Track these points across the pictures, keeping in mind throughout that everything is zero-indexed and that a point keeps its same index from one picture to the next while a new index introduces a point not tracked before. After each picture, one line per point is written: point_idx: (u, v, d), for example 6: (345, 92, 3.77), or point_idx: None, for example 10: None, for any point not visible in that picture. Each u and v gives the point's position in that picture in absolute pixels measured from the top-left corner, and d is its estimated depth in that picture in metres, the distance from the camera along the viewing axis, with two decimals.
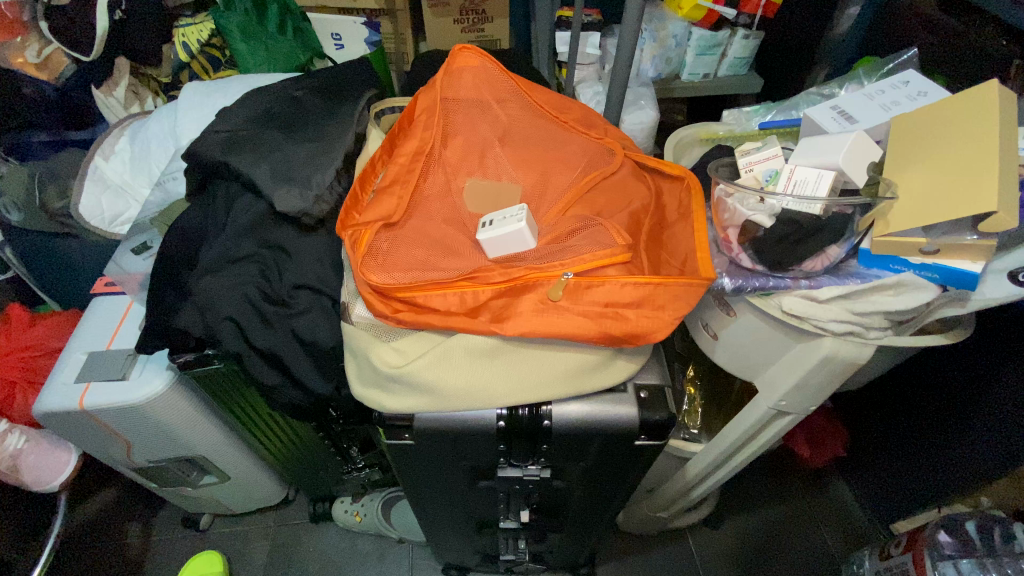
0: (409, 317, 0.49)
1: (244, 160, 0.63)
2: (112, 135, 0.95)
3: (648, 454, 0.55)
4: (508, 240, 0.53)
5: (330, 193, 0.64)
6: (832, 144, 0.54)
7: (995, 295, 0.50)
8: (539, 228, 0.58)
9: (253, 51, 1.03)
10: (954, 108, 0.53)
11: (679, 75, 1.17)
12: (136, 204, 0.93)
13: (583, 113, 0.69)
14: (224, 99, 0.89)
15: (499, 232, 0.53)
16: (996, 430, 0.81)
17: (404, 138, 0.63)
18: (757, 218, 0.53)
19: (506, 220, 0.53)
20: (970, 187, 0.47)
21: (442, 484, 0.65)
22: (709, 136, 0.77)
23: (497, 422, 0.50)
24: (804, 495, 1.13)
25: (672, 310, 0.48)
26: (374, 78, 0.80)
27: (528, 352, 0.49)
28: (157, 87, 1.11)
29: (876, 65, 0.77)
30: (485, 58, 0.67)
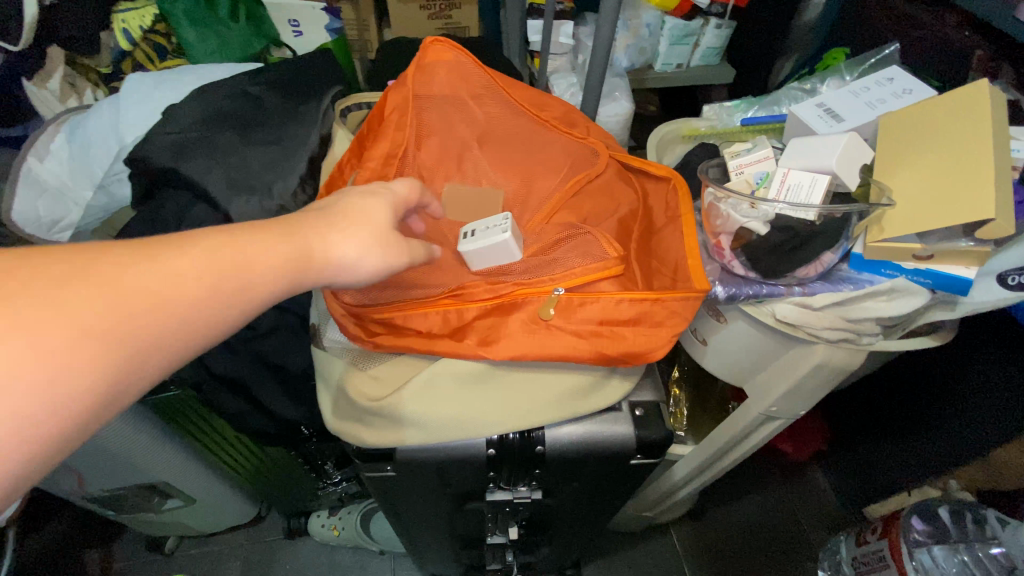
0: (388, 342, 0.46)
1: (195, 167, 0.57)
2: (45, 130, 0.82)
3: (642, 470, 0.54)
4: (495, 250, 0.48)
5: (294, 201, 0.60)
6: (823, 146, 0.52)
7: (985, 299, 0.50)
8: (525, 237, 0.54)
9: (203, 40, 0.95)
10: (946, 109, 0.51)
11: (652, 65, 1.15)
12: (77, 209, 0.80)
13: (565, 110, 0.65)
14: (171, 94, 0.81)
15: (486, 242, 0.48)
16: (971, 416, 0.83)
17: (373, 140, 0.58)
18: (751, 225, 0.51)
19: (490, 229, 0.49)
20: (966, 192, 0.46)
21: (426, 508, 0.61)
22: (691, 133, 0.75)
23: (486, 451, 0.47)
24: (783, 485, 1.15)
25: (670, 326, 0.46)
26: (336, 71, 0.74)
27: (517, 375, 0.46)
28: (97, 79, 0.97)
29: (857, 60, 0.76)
30: (459, 52, 0.62)
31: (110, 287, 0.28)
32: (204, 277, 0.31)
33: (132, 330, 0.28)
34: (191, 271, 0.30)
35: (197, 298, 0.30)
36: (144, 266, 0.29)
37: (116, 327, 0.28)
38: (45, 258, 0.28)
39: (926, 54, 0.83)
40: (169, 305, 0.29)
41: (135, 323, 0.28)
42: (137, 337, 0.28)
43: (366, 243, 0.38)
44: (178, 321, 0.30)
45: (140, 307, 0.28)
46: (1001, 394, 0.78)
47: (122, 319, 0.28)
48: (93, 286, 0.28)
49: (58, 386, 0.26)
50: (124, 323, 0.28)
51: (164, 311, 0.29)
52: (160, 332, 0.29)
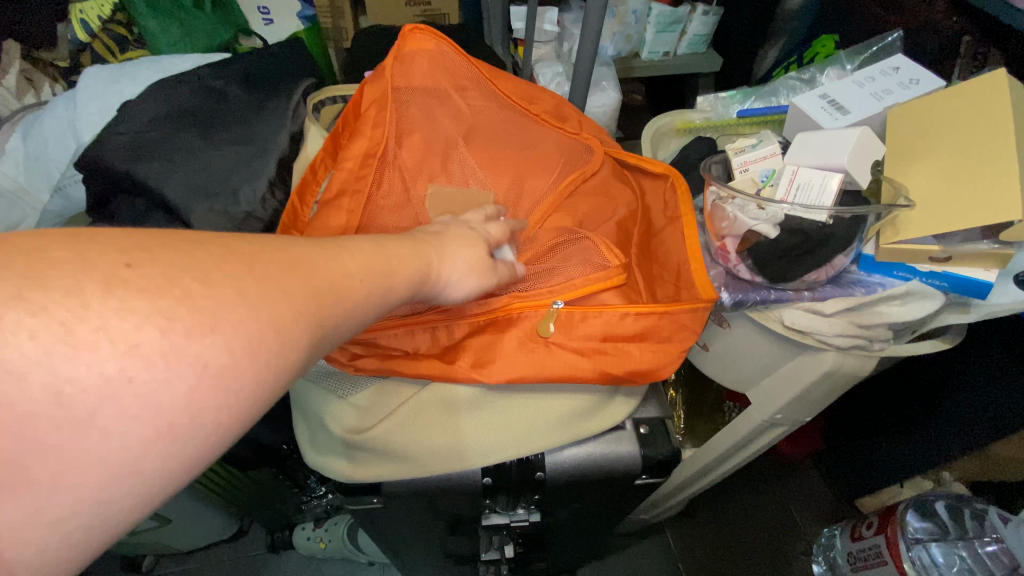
0: (373, 364, 0.42)
1: (152, 170, 0.52)
2: (2, 131, 0.77)
3: (647, 489, 0.51)
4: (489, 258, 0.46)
5: (264, 207, 0.55)
6: (835, 141, 0.49)
7: (1002, 303, 0.47)
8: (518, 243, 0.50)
9: (167, 29, 0.86)
10: (965, 102, 0.48)
11: (639, 53, 1.11)
12: (35, 212, 0.73)
13: (555, 104, 0.61)
14: (126, 86, 0.75)
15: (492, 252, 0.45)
16: (961, 414, 0.83)
17: (351, 138, 0.54)
18: (760, 228, 0.47)
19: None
20: (988, 191, 0.43)
21: (417, 533, 0.58)
22: (686, 126, 0.71)
23: (482, 479, 0.43)
24: (776, 480, 1.14)
25: (678, 342, 0.43)
26: (306, 62, 0.69)
27: (516, 398, 0.42)
28: (54, 74, 0.87)
29: (856, 48, 0.73)
30: (443, 41, 0.57)
31: (314, 282, 0.26)
32: (371, 275, 0.30)
33: (325, 317, 0.26)
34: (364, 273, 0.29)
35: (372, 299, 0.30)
36: (335, 267, 0.28)
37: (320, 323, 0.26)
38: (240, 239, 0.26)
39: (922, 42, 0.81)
40: (352, 307, 0.28)
41: (329, 320, 0.27)
42: (327, 335, 0.27)
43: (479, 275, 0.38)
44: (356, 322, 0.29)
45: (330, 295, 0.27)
46: (994, 391, 0.78)
47: (324, 315, 0.26)
48: (301, 278, 0.26)
49: (273, 365, 0.24)
50: (324, 321, 0.26)
51: (349, 314, 0.28)
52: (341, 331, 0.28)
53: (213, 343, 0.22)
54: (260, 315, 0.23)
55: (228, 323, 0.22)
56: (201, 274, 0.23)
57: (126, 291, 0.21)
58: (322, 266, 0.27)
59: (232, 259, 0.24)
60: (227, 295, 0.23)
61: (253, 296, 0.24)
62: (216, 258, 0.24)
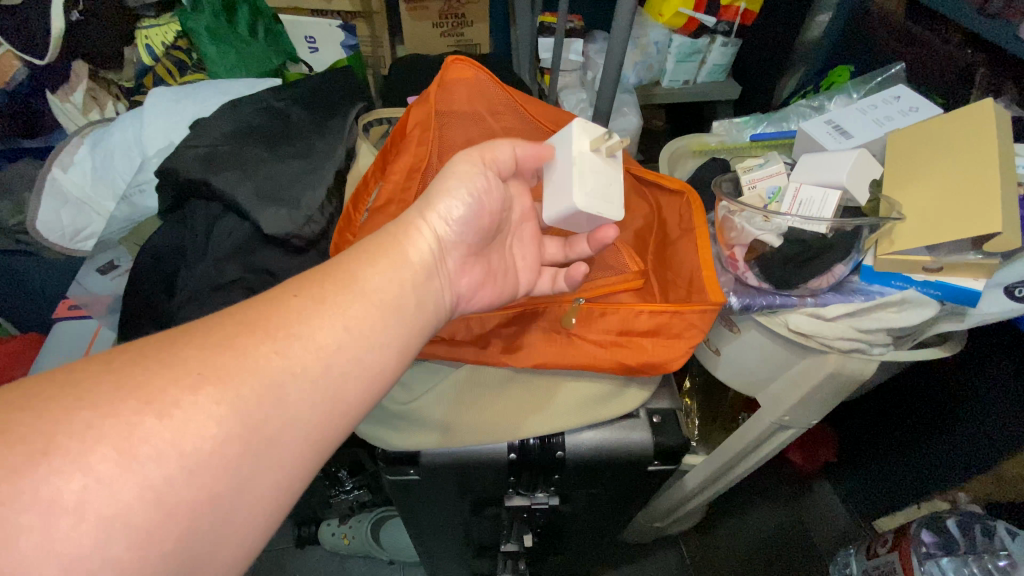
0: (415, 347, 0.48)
1: (226, 179, 0.59)
2: (71, 144, 0.88)
3: (659, 478, 0.55)
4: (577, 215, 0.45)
5: (321, 213, 0.62)
6: (834, 162, 0.54)
7: (992, 311, 0.51)
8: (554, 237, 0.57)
9: (223, 55, 0.98)
10: (956, 127, 0.53)
11: (660, 81, 1.17)
12: (99, 217, 0.87)
13: (580, 126, 0.66)
14: (195, 106, 0.83)
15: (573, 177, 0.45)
16: (977, 431, 0.85)
17: (396, 154, 0.60)
18: (765, 237, 0.52)
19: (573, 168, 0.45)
20: (972, 210, 0.48)
21: (444, 513, 0.63)
22: (702, 148, 0.77)
23: (507, 455, 0.48)
24: (792, 497, 1.14)
25: (688, 339, 0.46)
26: (357, 87, 0.77)
27: (540, 380, 0.48)
28: (118, 92, 1.04)
29: (863, 78, 0.78)
30: (479, 70, 0.63)
31: (322, 300, 0.34)
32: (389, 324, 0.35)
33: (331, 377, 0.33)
34: (372, 270, 0.36)
35: (386, 287, 0.36)
36: (343, 279, 0.35)
37: (343, 325, 0.34)
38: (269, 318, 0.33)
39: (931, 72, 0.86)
40: (370, 297, 0.35)
41: (350, 321, 0.34)
42: (356, 327, 0.34)
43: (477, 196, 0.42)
44: (381, 310, 0.35)
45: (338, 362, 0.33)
46: (1006, 408, 0.80)
47: (343, 320, 0.34)
48: (313, 302, 0.34)
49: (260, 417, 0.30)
50: (345, 323, 0.34)
51: (363, 305, 0.35)
52: (370, 325, 0.35)
53: (266, 364, 0.31)
54: (293, 334, 0.32)
55: (271, 347, 0.32)
56: (244, 329, 0.32)
57: (208, 352, 0.31)
58: (327, 286, 0.35)
59: (261, 311, 0.33)
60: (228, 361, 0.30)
61: (281, 327, 0.32)
62: (251, 312, 0.33)
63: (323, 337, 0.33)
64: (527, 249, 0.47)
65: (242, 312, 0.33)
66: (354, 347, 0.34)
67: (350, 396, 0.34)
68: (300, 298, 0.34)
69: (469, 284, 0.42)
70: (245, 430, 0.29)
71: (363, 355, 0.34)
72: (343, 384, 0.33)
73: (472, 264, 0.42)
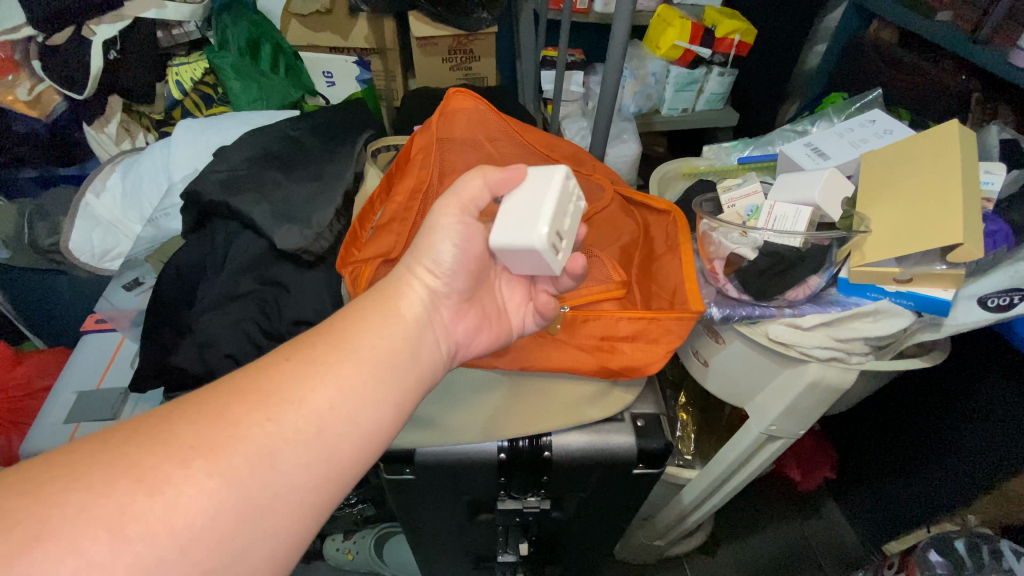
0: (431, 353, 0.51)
1: (244, 200, 0.64)
2: (104, 172, 0.95)
3: (645, 482, 0.58)
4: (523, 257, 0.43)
5: (330, 231, 0.66)
6: (808, 180, 0.57)
7: (967, 321, 0.53)
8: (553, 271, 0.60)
9: (246, 89, 1.08)
10: (923, 147, 0.57)
11: (659, 109, 1.22)
12: (127, 239, 0.92)
13: (573, 151, 0.71)
14: (218, 136, 0.90)
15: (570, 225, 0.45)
16: (973, 453, 0.84)
17: (401, 177, 0.65)
18: (741, 251, 0.56)
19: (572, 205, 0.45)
20: (936, 224, 0.51)
21: (442, 519, 0.66)
22: (691, 171, 0.81)
23: (497, 454, 0.53)
24: (800, 519, 1.12)
25: (666, 342, 0.52)
26: (368, 117, 0.83)
27: (528, 385, 0.53)
28: (149, 124, 1.12)
29: (845, 103, 0.82)
30: (478, 101, 0.69)
31: (309, 362, 0.36)
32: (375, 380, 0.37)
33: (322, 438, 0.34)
34: (360, 329, 0.39)
35: (371, 343, 0.38)
36: (334, 341, 0.38)
37: (334, 382, 0.36)
38: (249, 386, 0.35)
39: (919, 98, 0.89)
40: (358, 356, 0.38)
41: (340, 374, 0.36)
42: (347, 386, 0.36)
43: (457, 251, 0.44)
44: (370, 363, 0.37)
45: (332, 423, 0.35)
46: (1000, 427, 0.79)
47: (331, 374, 0.36)
48: (304, 365, 0.36)
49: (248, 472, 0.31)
50: (333, 377, 0.36)
51: (352, 363, 0.37)
52: (361, 377, 0.37)
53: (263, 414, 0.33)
54: (286, 396, 0.34)
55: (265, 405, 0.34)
56: (240, 395, 0.34)
57: (216, 405, 0.33)
58: (317, 349, 0.37)
59: (255, 377, 0.35)
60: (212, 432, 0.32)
61: (276, 392, 0.34)
62: (246, 379, 0.35)
63: (312, 395, 0.35)
64: (516, 288, 0.50)
65: (239, 378, 0.35)
66: (346, 398, 0.36)
67: (344, 440, 0.35)
68: (290, 363, 0.36)
69: (462, 330, 0.45)
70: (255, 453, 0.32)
71: (356, 405, 0.36)
72: (339, 430, 0.35)
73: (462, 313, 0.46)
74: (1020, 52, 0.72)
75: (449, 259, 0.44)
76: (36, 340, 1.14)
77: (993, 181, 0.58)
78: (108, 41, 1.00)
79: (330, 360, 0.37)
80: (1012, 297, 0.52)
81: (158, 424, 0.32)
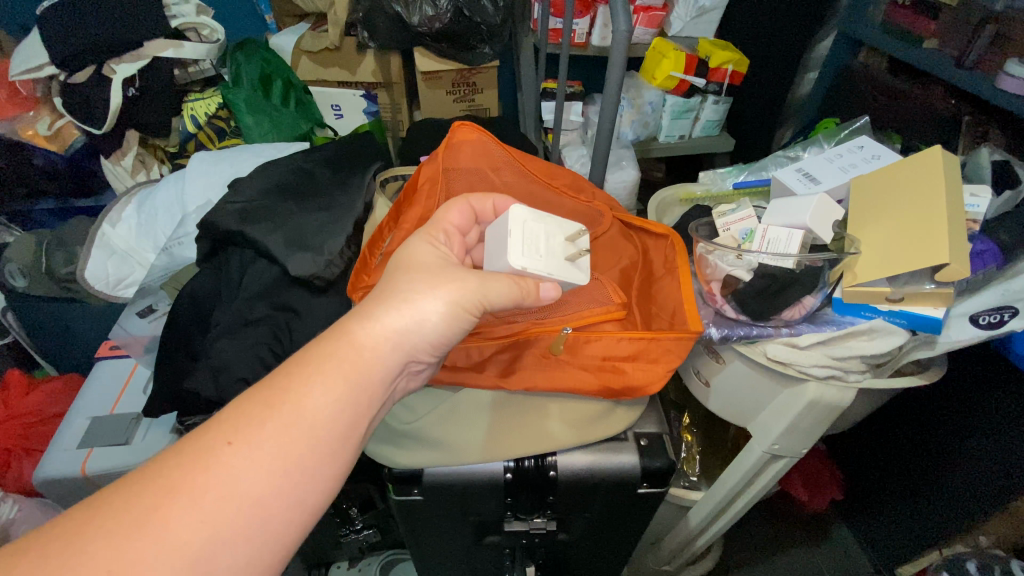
0: (447, 376, 0.55)
1: (259, 230, 0.67)
2: (119, 203, 0.99)
3: (649, 502, 0.59)
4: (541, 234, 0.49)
5: (341, 257, 0.69)
6: (799, 205, 0.60)
7: (959, 338, 0.55)
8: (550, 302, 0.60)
9: (258, 123, 1.12)
10: (907, 171, 0.59)
11: (657, 137, 1.26)
12: (141, 267, 0.96)
13: (573, 178, 0.73)
14: (233, 167, 0.94)
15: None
16: (977, 473, 0.83)
17: (409, 206, 0.67)
18: (737, 273, 0.58)
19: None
20: (924, 243, 0.53)
21: (447, 543, 0.67)
22: (688, 197, 0.83)
23: (504, 475, 0.55)
24: (812, 543, 1.10)
25: (665, 362, 0.54)
26: (376, 150, 0.87)
27: (520, 406, 0.56)
28: (163, 156, 1.18)
29: (834, 130, 0.86)
30: (481, 132, 0.70)
31: (282, 403, 0.36)
32: (337, 434, 0.37)
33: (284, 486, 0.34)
34: (336, 377, 0.38)
35: (345, 394, 0.38)
36: (302, 381, 0.37)
37: (312, 428, 0.36)
38: (211, 429, 0.35)
39: (914, 121, 0.93)
40: (312, 416, 0.36)
41: (317, 417, 0.36)
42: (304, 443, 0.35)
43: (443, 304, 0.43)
44: (345, 412, 0.37)
45: (297, 473, 0.35)
46: (998, 450, 0.79)
47: (304, 416, 0.36)
48: (274, 406, 0.36)
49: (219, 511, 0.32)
50: (307, 419, 0.36)
51: (326, 411, 0.37)
52: (338, 420, 0.37)
53: (243, 451, 0.34)
54: (264, 438, 0.35)
55: (237, 444, 0.34)
56: (225, 428, 0.35)
57: (197, 444, 0.34)
58: (292, 386, 0.37)
59: (236, 414, 0.35)
60: (185, 468, 0.33)
61: (250, 433, 0.35)
62: (210, 426, 0.35)
63: (289, 446, 0.35)
64: None
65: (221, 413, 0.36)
66: (325, 439, 0.36)
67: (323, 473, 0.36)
68: (261, 400, 0.36)
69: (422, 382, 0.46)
70: (242, 462, 0.34)
71: (329, 451, 0.36)
72: (317, 471, 0.36)
73: (424, 370, 0.46)
74: (1007, 78, 0.75)
75: (441, 310, 0.42)
76: (48, 367, 1.17)
77: (978, 204, 0.61)
78: (127, 79, 1.06)
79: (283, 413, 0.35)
80: (1003, 314, 0.54)
81: (159, 468, 0.33)
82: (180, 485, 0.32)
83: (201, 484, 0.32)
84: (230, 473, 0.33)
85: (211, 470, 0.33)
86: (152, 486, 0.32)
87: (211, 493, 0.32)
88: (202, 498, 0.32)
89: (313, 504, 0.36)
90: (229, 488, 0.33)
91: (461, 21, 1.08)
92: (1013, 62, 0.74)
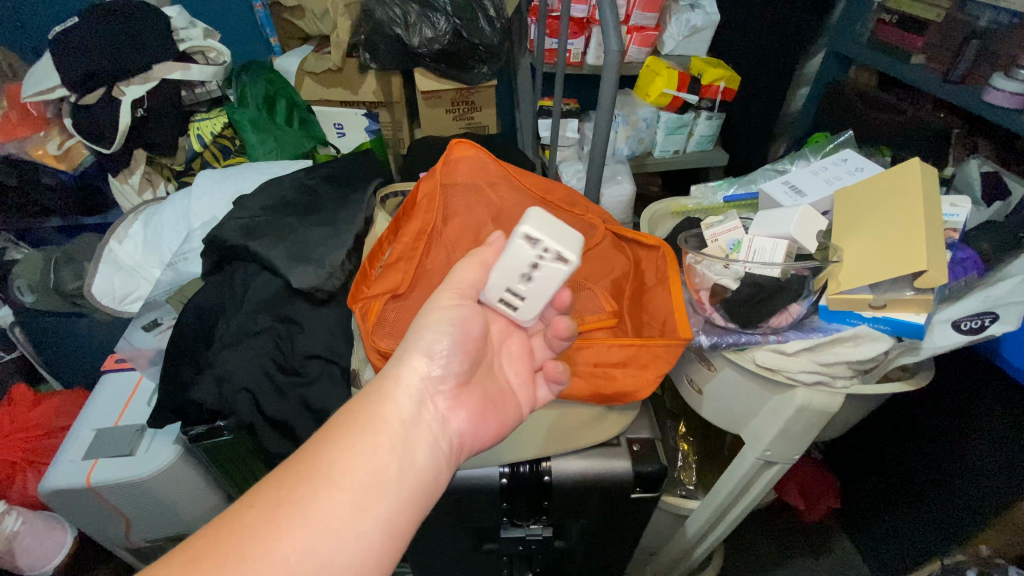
0: None
1: (264, 244, 0.70)
2: (126, 221, 1.01)
3: (644, 507, 0.60)
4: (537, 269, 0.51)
5: (341, 270, 0.72)
6: (782, 217, 0.62)
7: (942, 343, 0.56)
8: None
9: (263, 141, 1.16)
10: (887, 183, 0.61)
11: (652, 152, 1.29)
12: (147, 282, 0.98)
13: (568, 192, 0.74)
14: (237, 185, 0.97)
15: (539, 283, 0.46)
16: (976, 482, 0.83)
17: (407, 220, 0.70)
18: (724, 282, 0.60)
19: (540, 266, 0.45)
20: (902, 253, 0.55)
21: (445, 551, 0.68)
22: (679, 210, 0.85)
23: (500, 479, 0.56)
24: (814, 554, 1.10)
25: (655, 369, 0.56)
26: (376, 167, 0.89)
27: (532, 426, 0.56)
28: (169, 174, 1.19)
29: (820, 144, 0.88)
30: (477, 150, 0.73)
31: (302, 462, 0.36)
32: (359, 481, 0.36)
33: (312, 545, 0.33)
34: (354, 433, 0.37)
35: (365, 442, 0.37)
36: (323, 441, 0.37)
37: (332, 480, 0.35)
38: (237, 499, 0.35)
39: (908, 136, 0.95)
40: (333, 470, 0.35)
41: (337, 470, 0.36)
42: (327, 499, 0.34)
43: (451, 333, 0.44)
44: (368, 463, 0.37)
45: (322, 532, 0.33)
46: (994, 459, 0.80)
47: (327, 471, 0.35)
48: (295, 468, 0.36)
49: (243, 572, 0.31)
50: (327, 474, 0.35)
51: (346, 463, 0.36)
52: (362, 468, 0.36)
53: (264, 511, 0.33)
54: (284, 496, 0.34)
55: (258, 507, 0.34)
56: (250, 496, 0.35)
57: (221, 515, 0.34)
58: (310, 447, 0.37)
59: (260, 485, 0.35)
60: (211, 533, 0.33)
61: (273, 496, 0.34)
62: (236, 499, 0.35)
63: (311, 501, 0.34)
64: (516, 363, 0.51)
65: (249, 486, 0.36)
66: (347, 490, 0.35)
67: (353, 533, 0.34)
68: (282, 466, 0.36)
69: (463, 421, 0.44)
70: (266, 524, 0.33)
71: (353, 505, 0.35)
72: (344, 531, 0.34)
73: (457, 408, 0.44)
74: (993, 92, 0.78)
75: (452, 343, 0.44)
76: (52, 382, 1.19)
77: (957, 213, 0.62)
78: (136, 100, 1.08)
79: (305, 471, 0.35)
80: (984, 319, 0.55)
81: None
82: (202, 552, 0.32)
83: (222, 550, 0.32)
84: (257, 535, 0.32)
85: (235, 533, 0.33)
86: (175, 558, 0.32)
87: (234, 558, 0.31)
88: (228, 563, 0.31)
89: (345, 566, 0.33)
90: (250, 552, 0.32)
91: (459, 43, 1.12)
92: (999, 76, 0.76)
